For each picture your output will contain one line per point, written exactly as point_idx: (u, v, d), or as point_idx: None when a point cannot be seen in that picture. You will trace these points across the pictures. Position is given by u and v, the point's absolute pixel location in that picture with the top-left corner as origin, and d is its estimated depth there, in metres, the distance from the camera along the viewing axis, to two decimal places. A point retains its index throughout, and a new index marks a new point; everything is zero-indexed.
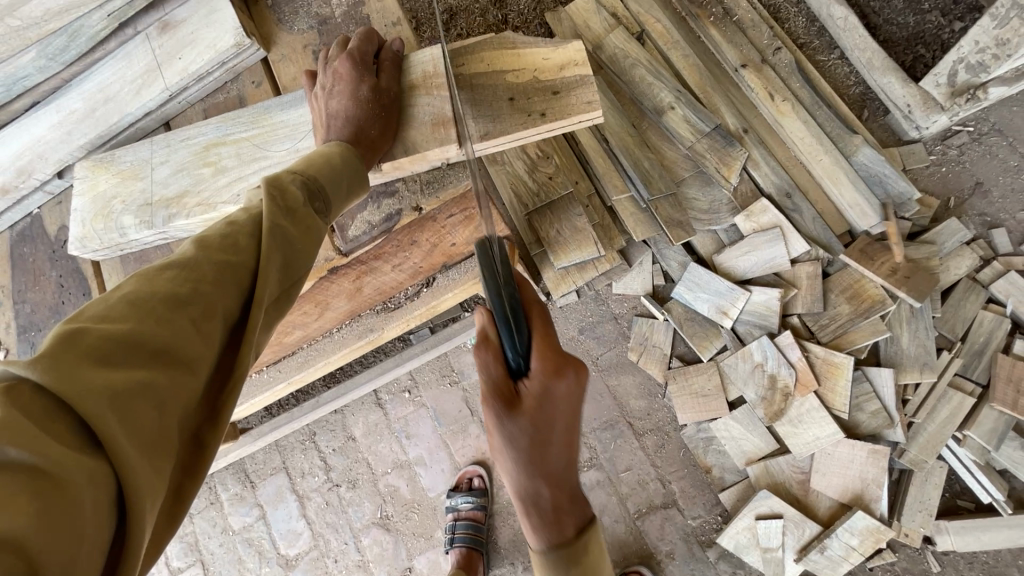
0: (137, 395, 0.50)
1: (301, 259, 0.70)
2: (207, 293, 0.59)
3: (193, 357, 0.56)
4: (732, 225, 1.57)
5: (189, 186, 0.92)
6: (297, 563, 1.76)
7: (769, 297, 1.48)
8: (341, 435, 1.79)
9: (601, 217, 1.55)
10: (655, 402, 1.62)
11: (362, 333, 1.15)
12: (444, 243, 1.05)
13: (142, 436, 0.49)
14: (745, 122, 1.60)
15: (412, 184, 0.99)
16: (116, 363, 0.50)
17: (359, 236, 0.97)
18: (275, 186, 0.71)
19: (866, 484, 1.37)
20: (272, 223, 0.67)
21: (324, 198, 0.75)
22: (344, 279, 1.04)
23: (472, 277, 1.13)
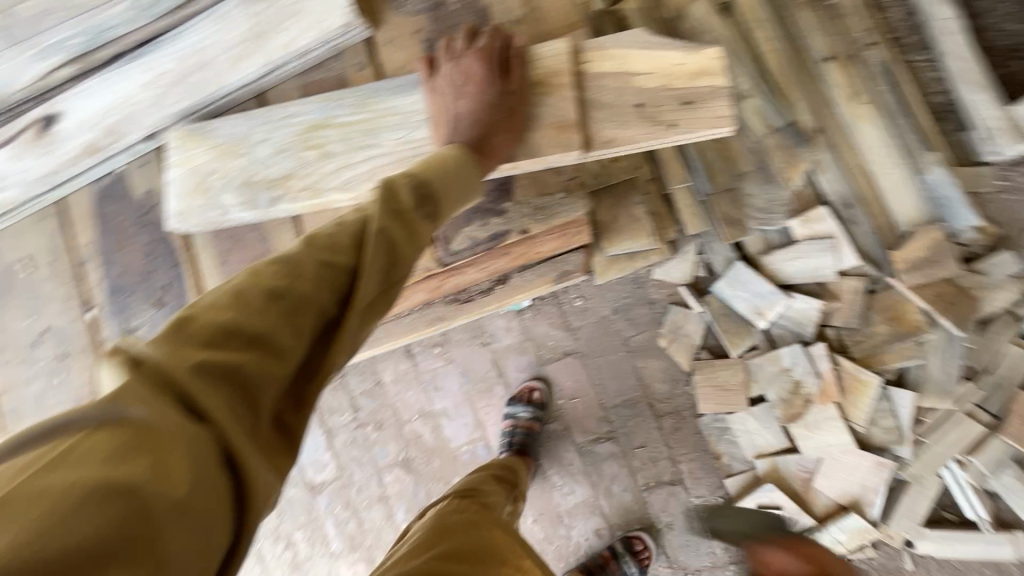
0: (231, 376, 0.55)
1: (403, 260, 0.70)
2: (305, 287, 0.63)
3: (283, 346, 0.60)
4: (784, 228, 1.54)
5: (292, 167, 1.05)
6: (322, 489, 1.89)
7: (808, 307, 1.51)
8: (370, 379, 1.86)
9: (658, 206, 1.53)
10: (677, 387, 1.69)
11: (432, 321, 1.20)
12: (531, 254, 1.11)
13: (237, 411, 0.55)
14: (820, 122, 1.51)
15: (523, 206, 1.06)
16: (222, 346, 0.56)
17: (464, 250, 1.06)
18: (386, 187, 0.74)
19: (864, 490, 1.49)
20: (378, 219, 0.70)
21: (434, 202, 0.76)
22: (431, 279, 1.11)
23: (543, 282, 1.19)
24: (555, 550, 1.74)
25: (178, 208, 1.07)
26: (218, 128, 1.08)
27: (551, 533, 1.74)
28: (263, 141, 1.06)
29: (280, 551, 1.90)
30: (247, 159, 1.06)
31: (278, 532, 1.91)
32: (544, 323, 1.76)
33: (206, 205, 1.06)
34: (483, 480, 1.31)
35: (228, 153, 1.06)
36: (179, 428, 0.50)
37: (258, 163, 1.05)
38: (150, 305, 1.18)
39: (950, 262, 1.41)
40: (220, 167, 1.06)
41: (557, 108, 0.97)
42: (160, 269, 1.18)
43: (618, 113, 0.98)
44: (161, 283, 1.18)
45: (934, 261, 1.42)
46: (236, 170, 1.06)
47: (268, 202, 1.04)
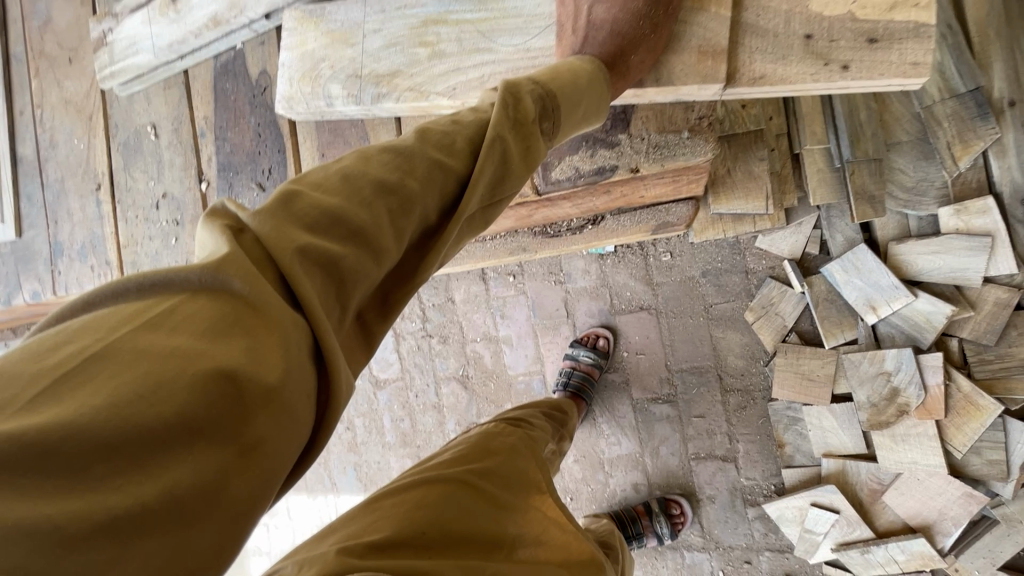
0: (330, 266, 0.51)
1: (511, 180, 0.67)
2: (413, 185, 0.58)
3: (384, 245, 0.55)
4: (931, 216, 1.33)
5: (401, 64, 1.01)
6: (385, 386, 2.02)
7: (935, 310, 1.31)
8: (442, 294, 1.91)
9: (782, 164, 1.36)
10: (753, 365, 1.58)
11: (515, 250, 1.20)
12: (634, 196, 1.03)
13: (330, 306, 0.52)
14: (1020, 92, 1.22)
15: (637, 140, 0.93)
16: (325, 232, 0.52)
17: (563, 180, 0.95)
18: (508, 93, 0.68)
19: (942, 518, 1.35)
20: (496, 126, 0.65)
21: (554, 119, 0.71)
22: (521, 209, 1.03)
23: (639, 229, 1.14)
24: (589, 492, 1.77)
25: (287, 88, 1.07)
26: (333, 12, 1.05)
27: (589, 476, 1.77)
28: (377, 32, 1.02)
29: (340, 430, 2.10)
30: (359, 50, 1.03)
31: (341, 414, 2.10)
32: (624, 272, 1.69)
33: (313, 90, 1.06)
34: (530, 414, 1.32)
35: (340, 42, 1.04)
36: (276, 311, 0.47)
37: (368, 55, 1.02)
38: (252, 185, 1.23)
39: None
40: (331, 53, 1.05)
41: (695, 33, 0.84)
42: (267, 150, 1.22)
43: (778, 46, 0.84)
44: (265, 166, 1.22)
45: None
46: (346, 59, 1.04)
47: (371, 95, 1.02)
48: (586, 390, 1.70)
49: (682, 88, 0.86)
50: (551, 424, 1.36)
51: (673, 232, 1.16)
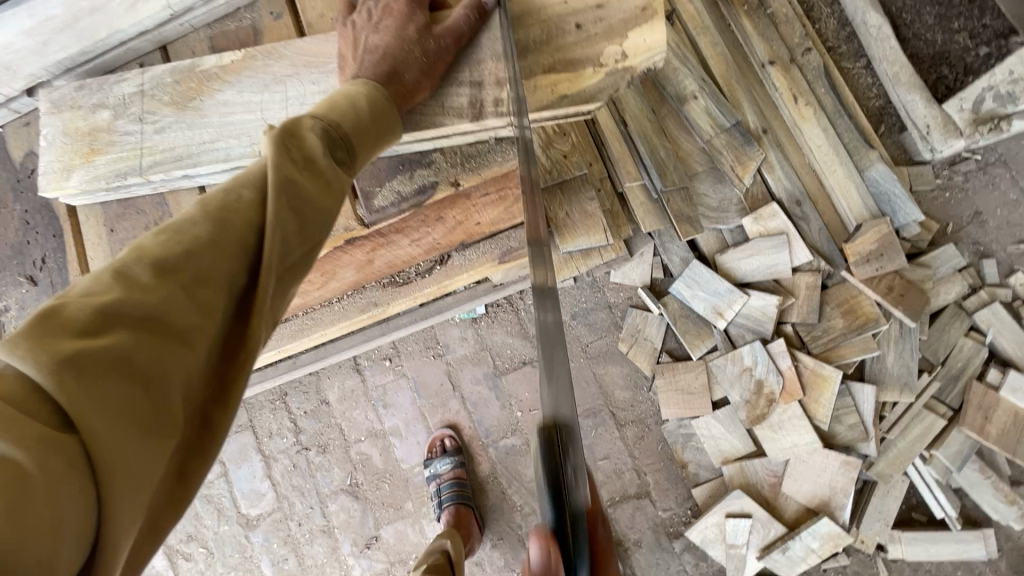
0: (154, 325, 0.48)
1: (323, 216, 0.61)
2: (204, 294, 0.51)
3: (184, 332, 0.50)
4: (738, 227, 1.54)
5: (173, 127, 0.87)
6: (258, 523, 1.70)
7: (766, 303, 1.48)
8: (314, 398, 1.72)
9: (611, 203, 1.51)
10: (639, 393, 1.62)
11: (365, 307, 1.15)
12: (469, 222, 1.04)
13: (128, 419, 0.45)
14: (766, 122, 1.53)
15: (451, 154, 0.93)
16: (144, 289, 0.49)
17: (386, 207, 0.91)
18: (288, 135, 0.61)
19: (834, 492, 1.44)
20: (278, 171, 0.58)
21: (347, 148, 0.67)
22: (357, 250, 0.99)
23: (488, 260, 1.15)
24: None
25: (53, 183, 0.88)
26: (99, 88, 0.89)
27: (511, 559, 1.64)
28: (158, 98, 0.88)
29: None
30: (139, 124, 0.87)
31: None
32: (500, 331, 1.68)
33: (93, 179, 0.88)
34: None
35: (112, 115, 0.88)
36: (148, 361, 0.47)
37: (150, 128, 0.87)
38: (19, 279, 1.01)
39: (897, 255, 1.42)
40: (100, 132, 0.88)
41: (477, 71, 0.82)
42: (37, 236, 1.00)
43: (532, 91, 0.85)
44: (35, 254, 1.00)
45: (882, 254, 1.42)
46: (123, 137, 0.87)
47: (158, 170, 0.87)
48: (465, 495, 1.60)
49: (487, 120, 0.83)
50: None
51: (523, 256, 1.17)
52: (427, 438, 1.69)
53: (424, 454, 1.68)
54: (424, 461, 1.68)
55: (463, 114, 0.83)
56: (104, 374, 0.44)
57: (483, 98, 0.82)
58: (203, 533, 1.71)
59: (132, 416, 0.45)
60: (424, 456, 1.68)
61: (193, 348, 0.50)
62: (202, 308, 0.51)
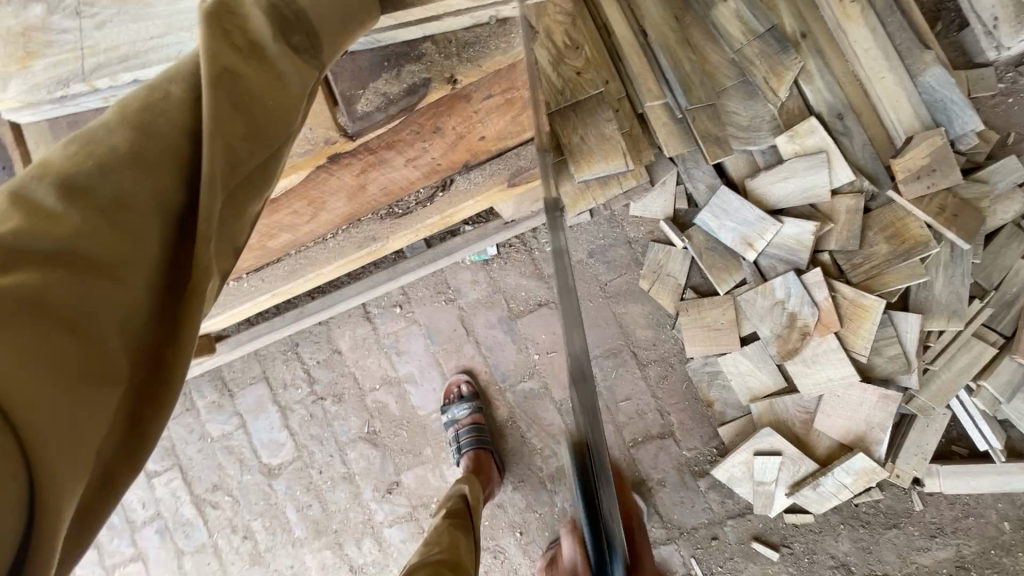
0: (69, 262, 0.40)
1: (277, 119, 0.51)
2: (136, 220, 0.43)
3: (115, 260, 0.41)
4: (772, 147, 1.39)
5: (115, 21, 0.76)
6: (281, 472, 1.71)
7: (801, 231, 1.35)
8: (325, 348, 1.67)
9: (630, 125, 1.37)
10: (662, 332, 1.54)
11: (363, 241, 1.06)
12: (472, 135, 0.95)
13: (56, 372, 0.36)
14: (804, 25, 1.34)
15: (444, 43, 0.81)
16: (51, 216, 0.41)
17: (371, 112, 0.80)
18: (224, 19, 0.51)
19: (870, 427, 1.37)
20: (215, 60, 0.48)
21: (304, 31, 0.55)
22: (347, 169, 0.89)
23: (495, 183, 1.04)
24: (538, 518, 1.62)
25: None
26: None
27: (533, 500, 1.62)
28: None
29: (236, 543, 1.73)
30: (77, 19, 0.77)
31: (234, 523, 1.73)
32: (513, 272, 1.60)
33: (33, 87, 0.77)
34: (439, 531, 1.17)
35: (46, 10, 0.77)
36: (68, 301, 0.39)
37: (90, 23, 0.76)
38: None
39: (953, 170, 1.27)
40: (34, 30, 0.77)
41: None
42: None
43: None
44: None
45: (935, 169, 1.28)
46: (60, 36, 0.77)
47: (102, 75, 0.76)
48: (484, 439, 1.57)
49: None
50: (468, 540, 1.19)
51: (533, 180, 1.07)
52: (443, 385, 1.65)
53: (440, 400, 1.64)
54: (441, 407, 1.64)
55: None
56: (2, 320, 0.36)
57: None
58: (227, 483, 1.72)
59: (54, 364, 0.36)
60: (440, 402, 1.64)
61: (125, 285, 0.41)
62: (132, 235, 0.43)
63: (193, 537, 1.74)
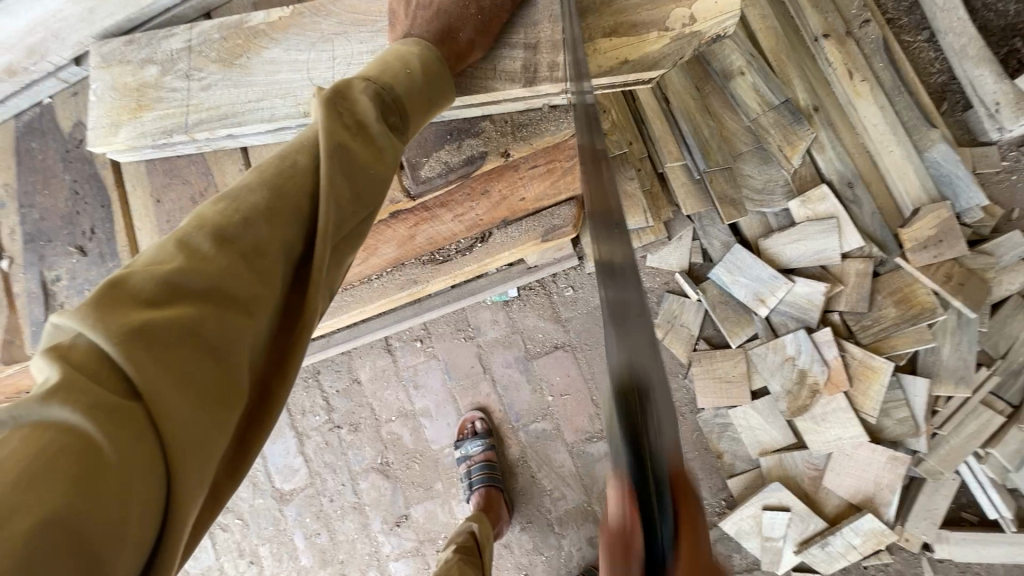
0: (217, 297, 0.48)
1: (375, 187, 0.61)
2: (265, 262, 0.52)
3: (248, 297, 0.50)
4: (784, 210, 1.46)
5: (217, 83, 0.87)
6: (292, 498, 1.74)
7: (812, 291, 1.41)
8: (346, 377, 1.73)
9: (651, 183, 1.50)
10: (674, 380, 1.58)
11: (404, 284, 1.15)
12: (513, 197, 1.03)
13: (202, 388, 0.45)
14: (816, 100, 1.44)
15: (501, 122, 0.90)
16: (205, 257, 0.49)
17: (433, 177, 0.89)
18: (342, 101, 0.61)
19: (878, 488, 1.39)
20: (333, 137, 0.58)
21: (399, 112, 0.66)
22: (402, 224, 1.00)
23: (529, 238, 1.13)
24: (544, 562, 1.62)
25: (101, 137, 0.88)
26: (148, 43, 0.89)
27: (540, 543, 1.63)
28: (205, 54, 0.87)
29: (241, 568, 1.74)
30: (186, 80, 0.87)
31: (242, 547, 1.74)
32: (532, 314, 1.66)
33: (138, 135, 0.87)
34: (445, 565, 1.21)
35: (160, 71, 0.88)
36: (214, 336, 0.47)
37: (197, 85, 0.87)
38: (69, 251, 1.00)
39: (958, 242, 1.33)
40: (148, 87, 0.87)
41: (531, 34, 0.79)
42: (86, 209, 1.01)
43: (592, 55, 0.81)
44: (75, 219, 1.01)
45: (941, 239, 1.34)
46: (170, 94, 0.87)
47: (202, 128, 0.86)
48: (494, 477, 1.60)
49: (541, 86, 0.79)
50: (476, 573, 1.22)
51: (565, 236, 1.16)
52: (457, 421, 1.68)
53: (453, 436, 1.67)
54: (454, 442, 1.68)
55: (514, 78, 0.80)
56: (178, 341, 0.45)
57: (537, 61, 0.79)
58: (239, 506, 1.75)
59: (197, 382, 0.45)
60: (453, 437, 1.68)
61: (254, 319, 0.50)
62: (264, 277, 0.52)
63: (201, 559, 1.75)
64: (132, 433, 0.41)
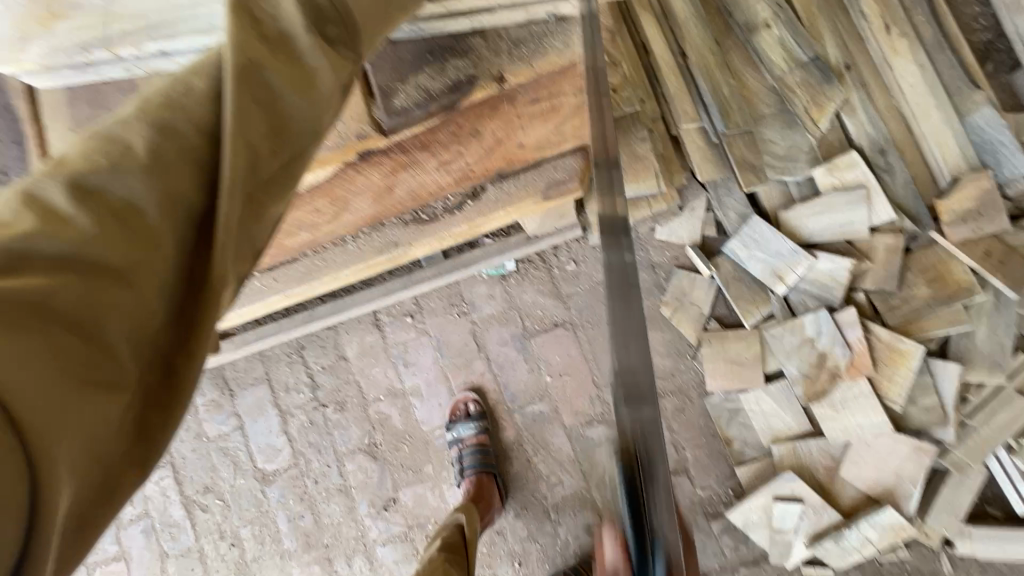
0: (75, 264, 0.36)
1: (303, 110, 0.48)
2: (150, 218, 0.39)
3: (122, 263, 0.38)
4: (807, 179, 1.34)
5: None
6: (275, 479, 1.65)
7: (836, 267, 1.30)
8: (332, 353, 1.63)
9: (664, 147, 1.37)
10: (681, 361, 1.48)
11: (385, 247, 1.04)
12: (509, 141, 0.92)
13: (50, 387, 0.33)
14: (849, 57, 1.30)
15: (494, 38, 0.80)
16: (64, 216, 0.37)
17: (411, 107, 0.79)
18: (260, 13, 0.48)
19: (900, 480, 1.29)
20: (242, 50, 0.45)
21: (339, 23, 0.53)
22: (376, 169, 0.88)
23: (528, 194, 1.02)
24: (539, 550, 1.53)
25: (8, 54, 0.74)
26: None
27: (535, 530, 1.54)
28: None
29: (222, 551, 1.65)
30: None
31: (222, 529, 1.66)
32: (530, 289, 1.55)
33: (55, 51, 0.75)
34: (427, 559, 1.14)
35: None
36: (78, 311, 0.35)
37: None
38: None
39: (999, 216, 1.22)
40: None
41: None
42: (4, 149, 0.87)
43: None
44: (0, 166, 0.88)
45: (981, 213, 1.23)
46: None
47: (128, 44, 0.75)
48: (488, 461, 1.51)
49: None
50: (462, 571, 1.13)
51: (568, 193, 1.06)
52: (449, 402, 1.59)
53: (445, 417, 1.58)
54: (445, 423, 1.58)
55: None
56: (14, 321, 0.33)
57: None
58: (219, 486, 1.66)
59: (41, 379, 0.33)
60: (445, 418, 1.58)
61: (136, 288, 0.38)
62: (147, 236, 0.39)
63: (179, 541, 1.66)
64: None
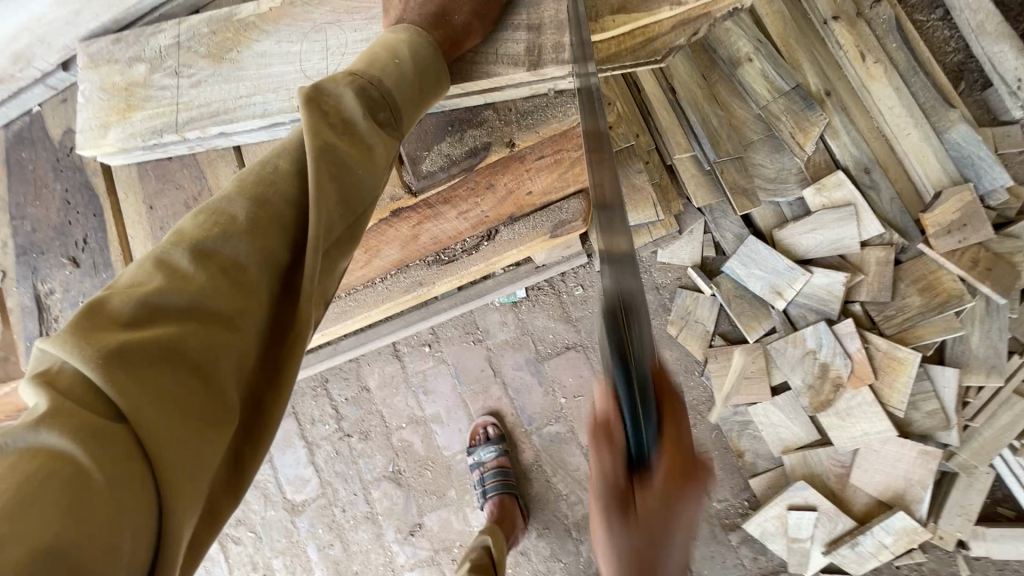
0: (200, 315, 0.49)
1: (360, 188, 0.60)
2: (250, 277, 0.52)
3: (233, 316, 0.50)
4: (799, 199, 1.41)
5: (206, 79, 0.84)
6: (304, 509, 1.71)
7: (831, 281, 1.36)
8: (355, 384, 1.70)
9: (660, 176, 1.47)
10: (690, 379, 1.54)
11: (410, 287, 1.14)
12: (520, 191, 1.02)
13: (188, 409, 0.45)
14: (829, 84, 1.38)
15: (504, 111, 0.88)
16: (187, 276, 0.49)
17: (434, 171, 0.87)
18: (326, 103, 0.60)
19: (910, 485, 1.33)
20: (316, 136, 0.57)
21: (389, 107, 0.64)
22: (404, 223, 1.00)
23: (538, 235, 1.09)
24: (563, 568, 1.57)
25: (91, 140, 0.86)
26: (135, 40, 0.87)
27: (558, 549, 1.58)
28: (194, 49, 0.85)
29: None
30: (175, 77, 0.85)
31: (255, 560, 1.71)
32: (541, 315, 1.62)
33: (128, 135, 0.85)
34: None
35: (148, 68, 0.86)
36: (204, 353, 0.48)
37: (186, 81, 0.85)
38: (62, 262, 0.98)
39: (984, 225, 1.26)
40: (136, 86, 0.86)
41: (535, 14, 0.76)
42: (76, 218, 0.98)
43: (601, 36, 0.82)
44: (66, 231, 0.98)
45: (966, 223, 1.28)
46: (158, 92, 0.85)
47: (192, 127, 0.84)
48: (508, 483, 1.56)
49: (546, 69, 0.76)
50: None
51: (574, 230, 1.12)
52: (468, 427, 1.65)
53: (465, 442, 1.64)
54: (466, 448, 1.64)
55: (519, 62, 0.76)
56: (158, 366, 0.45)
57: (541, 43, 0.76)
58: (251, 517, 1.73)
59: (185, 410, 0.45)
60: (465, 443, 1.64)
61: (242, 335, 0.51)
62: (248, 293, 0.52)
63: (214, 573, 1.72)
64: (120, 459, 0.41)
